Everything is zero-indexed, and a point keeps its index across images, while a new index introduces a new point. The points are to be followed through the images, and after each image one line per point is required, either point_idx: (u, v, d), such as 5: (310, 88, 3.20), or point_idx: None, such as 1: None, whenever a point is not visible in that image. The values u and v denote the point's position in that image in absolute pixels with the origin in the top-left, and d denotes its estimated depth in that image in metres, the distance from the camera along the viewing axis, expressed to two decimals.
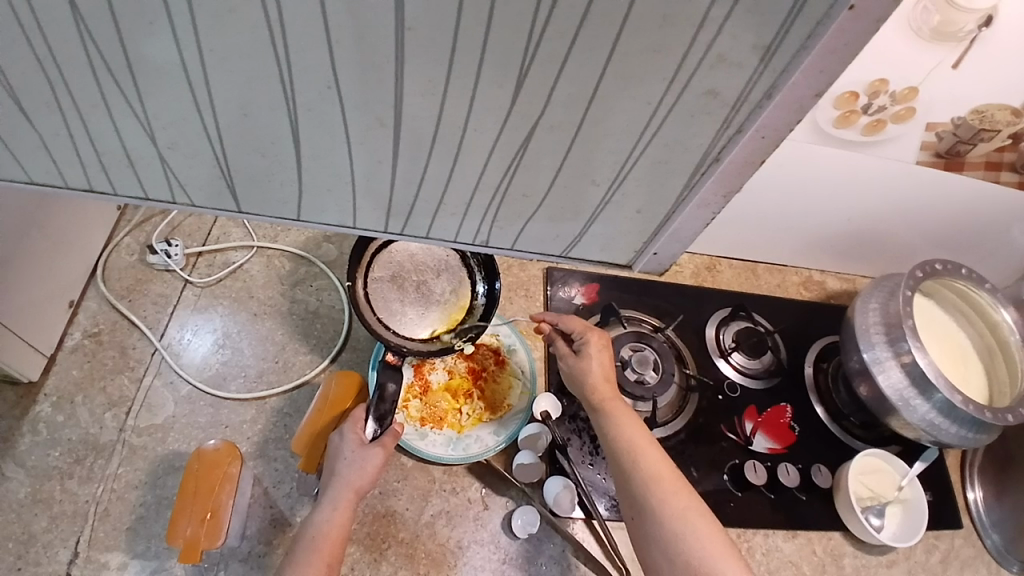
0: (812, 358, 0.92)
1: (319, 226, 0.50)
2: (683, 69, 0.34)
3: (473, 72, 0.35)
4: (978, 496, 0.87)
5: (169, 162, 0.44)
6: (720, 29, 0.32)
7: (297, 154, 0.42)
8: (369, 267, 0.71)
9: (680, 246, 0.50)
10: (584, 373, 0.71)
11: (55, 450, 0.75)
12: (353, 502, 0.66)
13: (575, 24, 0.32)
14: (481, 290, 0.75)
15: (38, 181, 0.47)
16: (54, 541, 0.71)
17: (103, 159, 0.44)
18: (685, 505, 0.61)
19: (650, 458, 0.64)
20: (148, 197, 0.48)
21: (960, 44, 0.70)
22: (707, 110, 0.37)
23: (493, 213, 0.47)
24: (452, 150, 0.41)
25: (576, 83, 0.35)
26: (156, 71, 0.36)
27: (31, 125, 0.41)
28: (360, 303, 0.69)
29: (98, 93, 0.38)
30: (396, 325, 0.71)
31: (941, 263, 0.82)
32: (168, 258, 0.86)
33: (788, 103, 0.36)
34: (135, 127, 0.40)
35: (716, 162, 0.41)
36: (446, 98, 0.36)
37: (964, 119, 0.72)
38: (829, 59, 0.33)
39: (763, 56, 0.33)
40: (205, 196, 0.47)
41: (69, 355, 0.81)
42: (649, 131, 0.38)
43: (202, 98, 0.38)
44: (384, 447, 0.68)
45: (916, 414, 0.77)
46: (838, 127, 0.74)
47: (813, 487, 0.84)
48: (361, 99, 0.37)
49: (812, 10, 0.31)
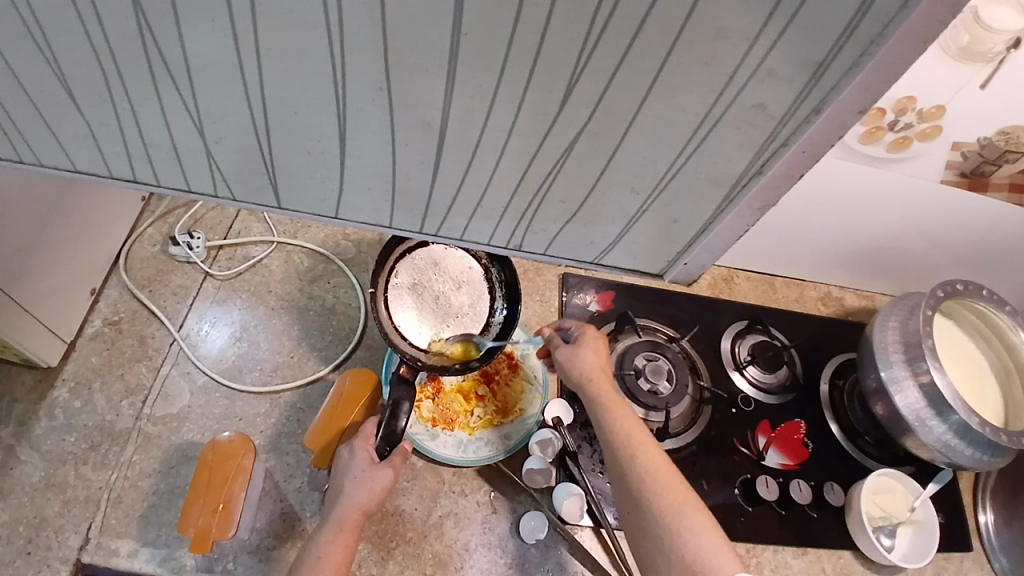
0: (828, 374, 0.92)
1: (352, 224, 0.51)
2: (733, 81, 0.34)
3: (523, 80, 0.35)
4: (990, 519, 0.86)
5: (213, 157, 0.45)
6: (773, 45, 0.32)
7: (340, 153, 0.43)
8: (391, 273, 0.72)
9: (710, 258, 0.50)
10: (579, 361, 0.70)
11: (72, 435, 0.76)
12: (358, 523, 0.66)
13: (628, 35, 0.32)
14: (500, 310, 0.74)
15: (78, 169, 0.48)
16: (66, 525, 0.72)
17: (148, 152, 0.45)
18: (682, 501, 0.60)
19: (646, 453, 0.63)
20: (186, 190, 0.49)
21: (988, 65, 0.71)
22: (754, 124, 0.37)
23: (526, 217, 0.47)
24: (493, 154, 0.41)
25: (622, 94, 0.35)
26: (211, 67, 0.37)
27: (80, 115, 0.42)
28: (378, 311, 0.70)
29: (152, 88, 0.39)
30: (411, 335, 0.70)
31: (962, 284, 0.81)
32: (190, 249, 0.86)
33: (834, 120, 0.36)
34: (185, 121, 0.41)
35: (757, 175, 0.41)
36: (492, 104, 0.37)
37: (990, 140, 0.72)
38: (878, 77, 0.33)
39: (814, 72, 0.33)
40: (240, 192, 0.48)
41: (89, 342, 0.81)
42: (693, 141, 0.39)
43: (255, 96, 0.38)
44: (393, 468, 0.68)
45: (932, 435, 0.76)
46: (864, 143, 0.74)
47: (826, 505, 0.83)
48: (409, 102, 0.37)
49: (865, 31, 0.31)
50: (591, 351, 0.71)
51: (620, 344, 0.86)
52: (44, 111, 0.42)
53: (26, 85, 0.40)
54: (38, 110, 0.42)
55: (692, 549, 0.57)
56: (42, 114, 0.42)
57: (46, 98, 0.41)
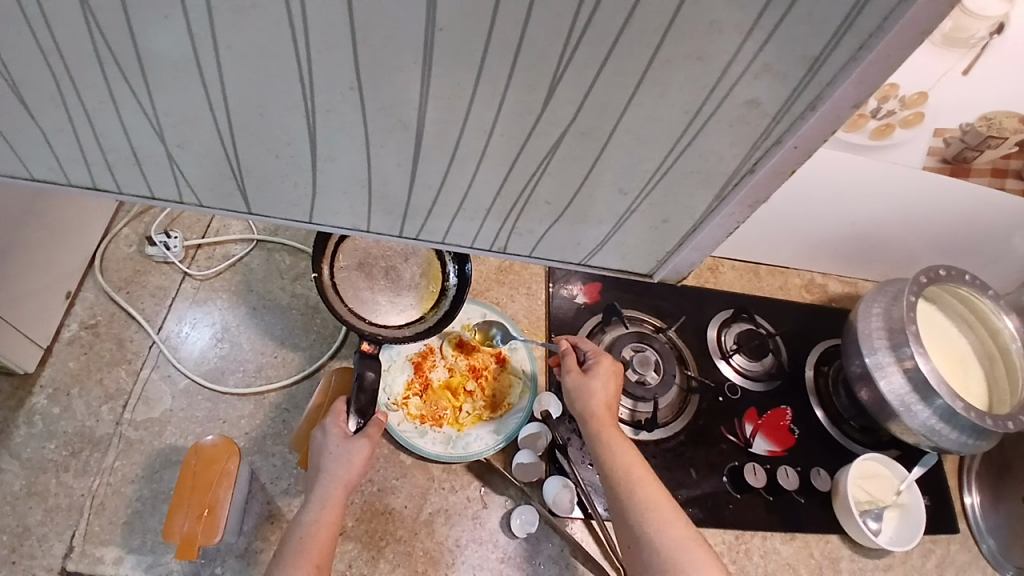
0: (812, 361, 0.92)
1: (330, 228, 0.49)
2: (725, 77, 0.34)
3: (505, 77, 0.34)
4: (976, 501, 0.88)
5: (177, 162, 0.43)
6: (769, 38, 0.31)
7: (313, 155, 0.41)
8: (334, 256, 0.70)
9: (700, 257, 0.49)
10: (588, 393, 0.70)
11: (52, 442, 0.75)
12: (343, 496, 0.65)
13: (616, 28, 0.31)
14: (452, 271, 0.73)
15: (40, 175, 0.46)
16: (49, 534, 0.71)
17: (108, 157, 0.43)
18: (683, 536, 0.60)
19: (647, 490, 0.63)
20: (152, 196, 0.47)
21: (972, 51, 0.72)
22: (747, 120, 0.36)
23: (511, 219, 0.46)
24: (475, 154, 0.40)
25: (609, 88, 0.35)
26: (168, 67, 0.35)
27: (33, 120, 0.40)
28: (328, 294, 0.68)
29: (106, 90, 0.37)
30: (369, 314, 0.69)
31: (944, 269, 0.82)
32: (167, 250, 0.84)
33: (830, 115, 0.35)
34: (143, 124, 0.40)
35: (750, 172, 0.40)
36: (474, 101, 0.36)
37: (972, 125, 0.72)
38: (874, 72, 0.32)
39: (811, 66, 0.33)
40: (209, 196, 0.47)
41: (66, 346, 0.80)
42: (684, 137, 0.38)
43: (216, 97, 0.37)
44: (369, 439, 0.67)
45: (916, 420, 0.77)
46: (847, 131, 0.74)
47: (812, 490, 0.84)
48: (386, 101, 0.36)
49: (864, 23, 0.30)
50: (602, 384, 0.70)
51: (607, 336, 0.86)
52: None
53: None
54: None
55: None
56: None
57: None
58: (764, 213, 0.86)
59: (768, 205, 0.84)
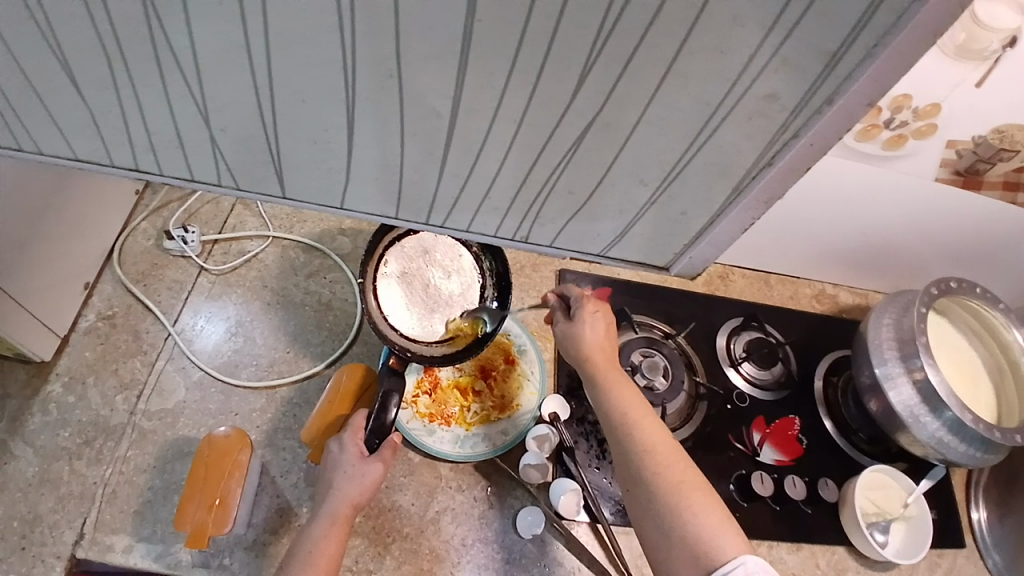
0: (822, 371, 0.92)
1: (358, 215, 0.50)
2: (746, 72, 0.35)
3: (536, 69, 0.35)
4: (982, 516, 0.87)
5: (218, 146, 0.44)
6: (789, 33, 0.32)
7: (349, 143, 0.42)
8: (380, 261, 0.71)
9: (715, 252, 0.50)
10: (578, 340, 0.70)
11: (66, 430, 0.76)
12: (349, 517, 0.65)
13: (645, 22, 0.32)
14: (490, 301, 0.74)
15: (83, 158, 0.48)
16: (60, 521, 0.71)
17: (152, 140, 0.44)
18: (681, 477, 0.59)
19: (646, 431, 0.63)
20: (189, 179, 0.48)
21: (984, 63, 0.76)
22: (765, 115, 0.37)
23: (533, 211, 0.47)
24: (503, 145, 0.41)
25: (637, 81, 0.35)
26: (218, 54, 0.36)
27: (83, 103, 0.42)
28: (368, 298, 0.70)
29: (157, 74, 0.38)
30: (400, 324, 0.70)
31: (956, 281, 0.82)
32: (184, 244, 0.86)
33: (845, 112, 0.36)
34: (189, 108, 0.41)
35: (767, 166, 0.41)
36: (505, 92, 0.37)
37: (985, 137, 0.74)
38: (888, 70, 0.33)
39: (827, 63, 0.34)
40: (246, 182, 0.48)
41: (83, 336, 0.81)
42: (704, 131, 0.39)
43: (262, 84, 0.38)
44: (384, 462, 0.67)
45: (926, 431, 0.77)
46: (859, 140, 0.76)
47: (819, 500, 0.84)
48: (417, 90, 0.37)
49: (879, 22, 0.31)
50: (592, 329, 0.70)
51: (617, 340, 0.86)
52: (44, 97, 0.42)
53: (28, 73, 0.40)
54: (39, 98, 0.42)
55: (694, 525, 0.56)
56: (43, 101, 0.42)
57: (49, 88, 0.41)
58: (777, 221, 0.87)
59: (781, 212, 0.85)
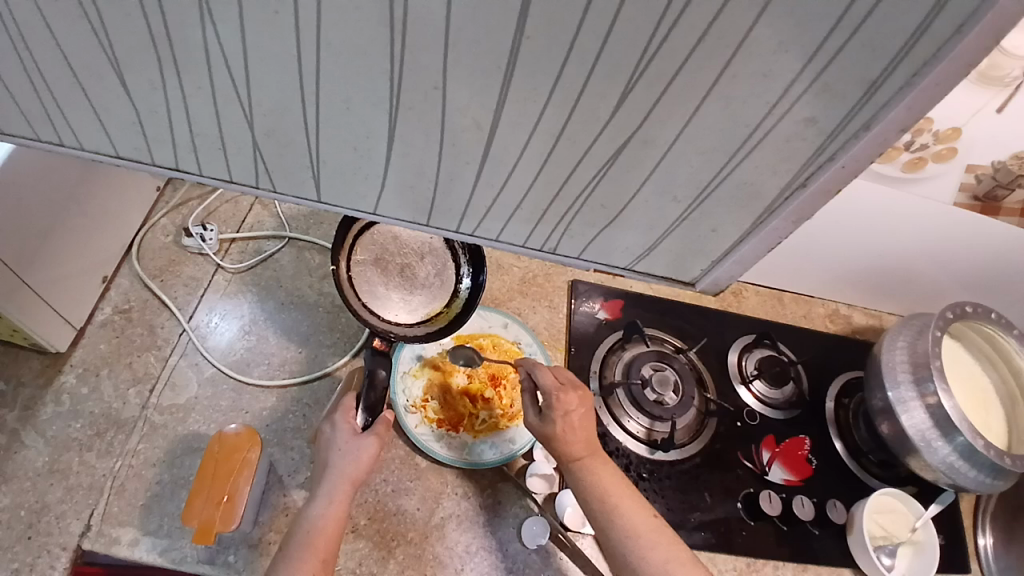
0: (834, 393, 0.92)
1: (390, 221, 0.51)
2: (786, 95, 0.35)
3: (579, 86, 0.36)
4: (989, 543, 0.86)
5: (260, 149, 0.45)
6: (832, 59, 0.33)
7: (387, 150, 0.43)
8: (352, 250, 0.68)
9: (740, 270, 0.50)
10: (550, 436, 0.67)
11: (78, 421, 0.76)
12: (350, 492, 0.65)
13: (692, 42, 0.32)
14: (466, 275, 0.71)
15: (122, 155, 0.49)
16: (67, 512, 0.72)
17: (194, 141, 0.45)
18: (666, 556, 0.62)
19: (626, 516, 0.64)
20: (227, 180, 0.49)
21: (1005, 89, 0.77)
22: (803, 138, 0.38)
23: (564, 222, 0.48)
24: (541, 158, 0.41)
25: (679, 101, 0.36)
26: (270, 61, 0.37)
27: (129, 101, 0.43)
28: (344, 287, 0.66)
29: (207, 76, 0.39)
30: (381, 311, 0.67)
31: (971, 306, 0.82)
32: (202, 241, 0.87)
33: (881, 139, 0.36)
34: (236, 112, 0.42)
35: (802, 187, 0.41)
36: (548, 106, 0.37)
37: (1005, 163, 0.76)
38: (927, 98, 0.33)
39: (868, 89, 0.34)
40: (281, 183, 0.48)
41: (98, 329, 0.81)
42: (741, 151, 0.39)
43: (309, 90, 0.39)
44: (378, 437, 0.68)
45: (937, 456, 0.76)
46: (881, 163, 0.78)
47: (827, 523, 0.83)
48: (462, 103, 0.38)
49: (919, 53, 0.32)
50: (563, 422, 0.67)
51: (627, 353, 0.86)
52: (91, 93, 0.43)
53: (76, 71, 0.41)
54: (86, 94, 0.43)
55: None
56: (88, 98, 0.43)
57: (95, 85, 0.42)
58: (796, 242, 0.86)
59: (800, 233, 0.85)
